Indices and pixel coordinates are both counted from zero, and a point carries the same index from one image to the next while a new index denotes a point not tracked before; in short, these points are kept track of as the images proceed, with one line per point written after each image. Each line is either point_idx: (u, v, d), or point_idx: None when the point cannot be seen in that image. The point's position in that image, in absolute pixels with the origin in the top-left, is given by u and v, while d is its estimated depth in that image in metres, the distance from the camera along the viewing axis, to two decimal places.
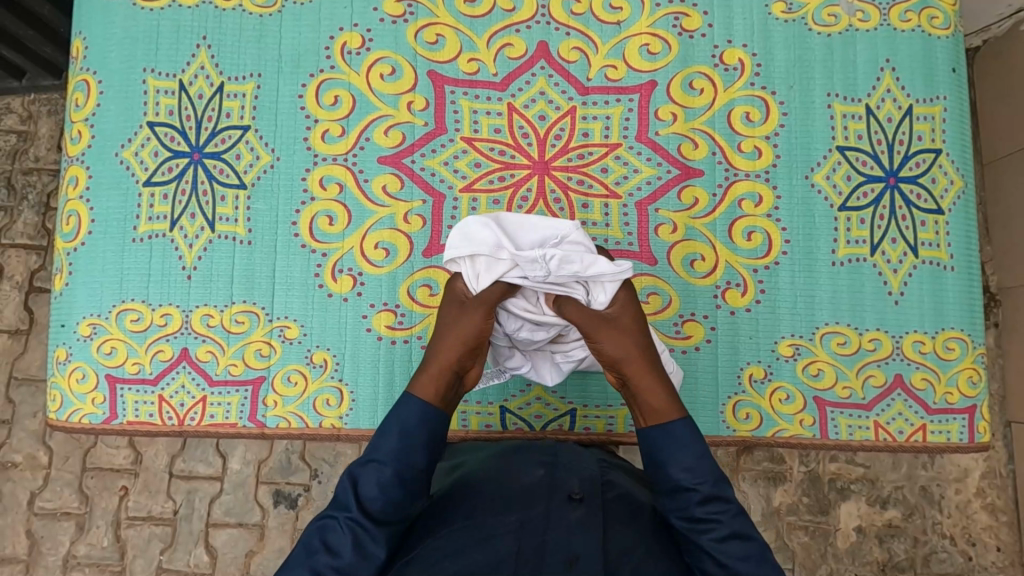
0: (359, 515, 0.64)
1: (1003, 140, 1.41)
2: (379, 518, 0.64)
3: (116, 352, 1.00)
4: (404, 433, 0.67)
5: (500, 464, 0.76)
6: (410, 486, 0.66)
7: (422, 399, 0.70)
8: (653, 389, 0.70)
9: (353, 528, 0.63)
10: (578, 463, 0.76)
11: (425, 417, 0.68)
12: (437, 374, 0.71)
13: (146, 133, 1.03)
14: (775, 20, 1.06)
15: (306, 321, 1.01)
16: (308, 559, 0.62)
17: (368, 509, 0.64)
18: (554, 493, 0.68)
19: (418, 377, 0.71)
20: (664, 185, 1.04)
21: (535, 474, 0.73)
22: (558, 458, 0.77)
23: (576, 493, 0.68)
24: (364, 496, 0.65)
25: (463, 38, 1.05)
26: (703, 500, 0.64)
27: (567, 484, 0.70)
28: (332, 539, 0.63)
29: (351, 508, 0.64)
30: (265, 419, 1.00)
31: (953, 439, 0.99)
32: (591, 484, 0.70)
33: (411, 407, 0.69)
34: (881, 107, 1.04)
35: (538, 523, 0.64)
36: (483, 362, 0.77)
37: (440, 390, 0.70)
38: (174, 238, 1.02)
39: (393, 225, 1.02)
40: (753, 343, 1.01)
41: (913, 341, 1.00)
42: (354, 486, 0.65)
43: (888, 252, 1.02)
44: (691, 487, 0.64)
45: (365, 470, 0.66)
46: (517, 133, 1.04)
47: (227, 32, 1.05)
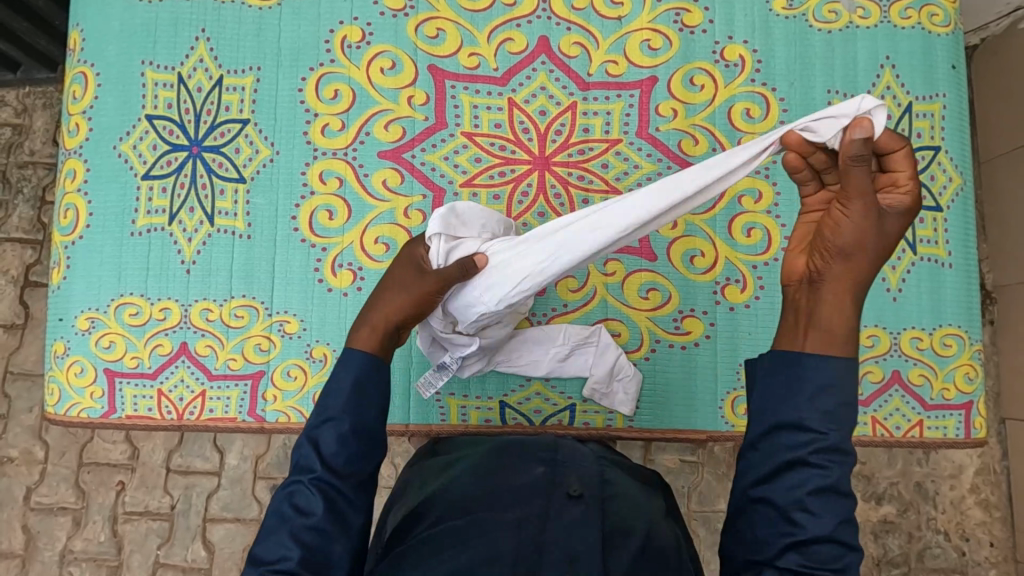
0: (323, 472, 0.62)
1: (1000, 138, 1.41)
2: (344, 471, 0.63)
3: (114, 346, 1.00)
4: (361, 391, 0.66)
5: (498, 461, 0.76)
6: (370, 440, 0.65)
7: (362, 349, 0.69)
8: None
9: (321, 488, 0.62)
10: (577, 461, 0.75)
11: (375, 368, 0.68)
12: (375, 325, 0.71)
13: (145, 127, 1.03)
14: (776, 16, 1.06)
15: (305, 315, 1.01)
16: (284, 524, 0.61)
17: (332, 464, 0.63)
18: (554, 490, 0.68)
19: (358, 330, 0.70)
20: (664, 181, 1.04)
21: (534, 472, 0.72)
22: (558, 454, 0.76)
23: (575, 490, 0.67)
24: (325, 455, 0.63)
25: (463, 32, 1.05)
26: None
27: (566, 481, 0.70)
28: (300, 500, 0.62)
29: (314, 468, 0.63)
30: (264, 414, 1.00)
31: (950, 435, 1.00)
32: (590, 484, 0.70)
33: (353, 358, 0.68)
34: (881, 104, 1.04)
35: (539, 519, 0.64)
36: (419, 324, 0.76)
37: (382, 343, 0.70)
38: (173, 232, 1.02)
39: (393, 219, 1.02)
40: (752, 339, 1.02)
41: (911, 338, 1.01)
42: (315, 446, 0.64)
43: None
44: (758, 462, 0.58)
45: (323, 429, 0.64)
46: (518, 128, 1.04)
47: (227, 25, 1.04)
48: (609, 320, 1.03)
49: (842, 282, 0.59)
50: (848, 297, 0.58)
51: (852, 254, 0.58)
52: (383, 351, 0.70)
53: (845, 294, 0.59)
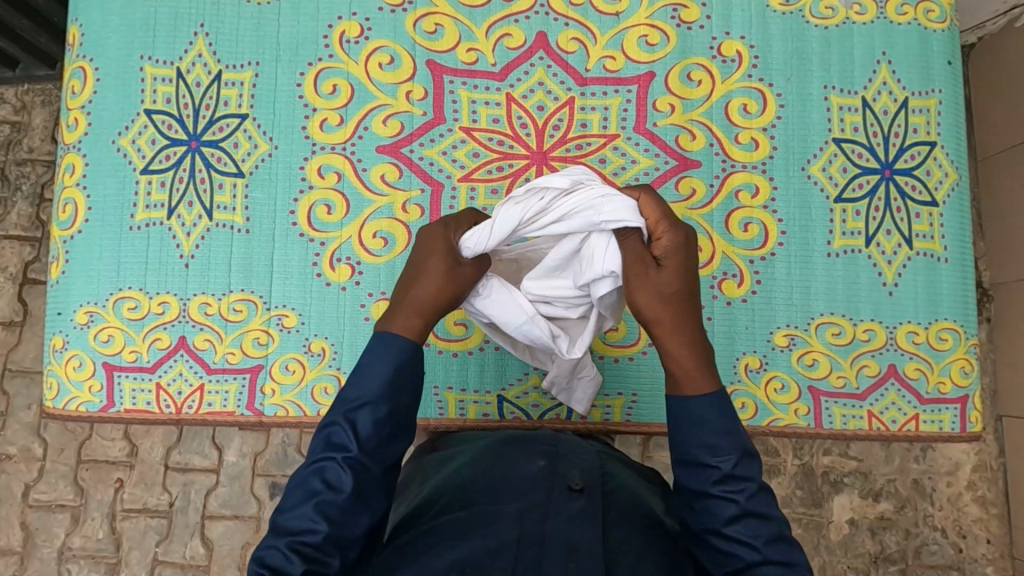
0: (358, 454, 0.62)
1: (997, 137, 1.42)
2: (376, 455, 0.63)
3: (113, 340, 1.00)
4: (396, 375, 0.64)
5: (500, 455, 0.77)
6: (406, 425, 0.65)
7: (406, 334, 0.65)
8: (679, 346, 0.62)
9: (354, 468, 0.62)
10: (578, 454, 0.76)
11: (415, 351, 0.66)
12: (419, 309, 0.67)
13: (144, 121, 1.03)
14: (773, 12, 1.07)
15: (304, 309, 1.01)
16: (312, 498, 0.61)
17: (367, 448, 0.62)
18: (554, 484, 0.69)
19: (398, 312, 0.66)
20: (661, 176, 1.04)
21: (535, 464, 0.73)
22: (559, 449, 0.77)
23: (576, 484, 0.68)
24: (361, 436, 0.62)
25: (461, 27, 1.05)
26: (723, 478, 0.60)
27: (566, 475, 0.70)
28: (331, 477, 0.61)
29: (348, 447, 0.62)
30: (263, 407, 1.00)
31: (945, 428, 1.00)
32: (591, 476, 0.71)
33: (398, 342, 0.65)
34: (877, 99, 1.05)
35: (537, 513, 0.64)
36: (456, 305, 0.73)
37: (421, 330, 0.67)
38: (172, 226, 1.02)
39: (391, 214, 1.03)
40: (749, 334, 1.02)
41: (907, 332, 1.01)
42: (351, 426, 0.63)
43: (883, 244, 1.03)
44: (712, 464, 0.60)
45: (361, 409, 0.63)
46: (516, 123, 1.05)
47: (225, 20, 1.05)
48: None
49: (671, 328, 0.63)
50: (681, 338, 0.62)
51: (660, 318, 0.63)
52: (425, 336, 0.67)
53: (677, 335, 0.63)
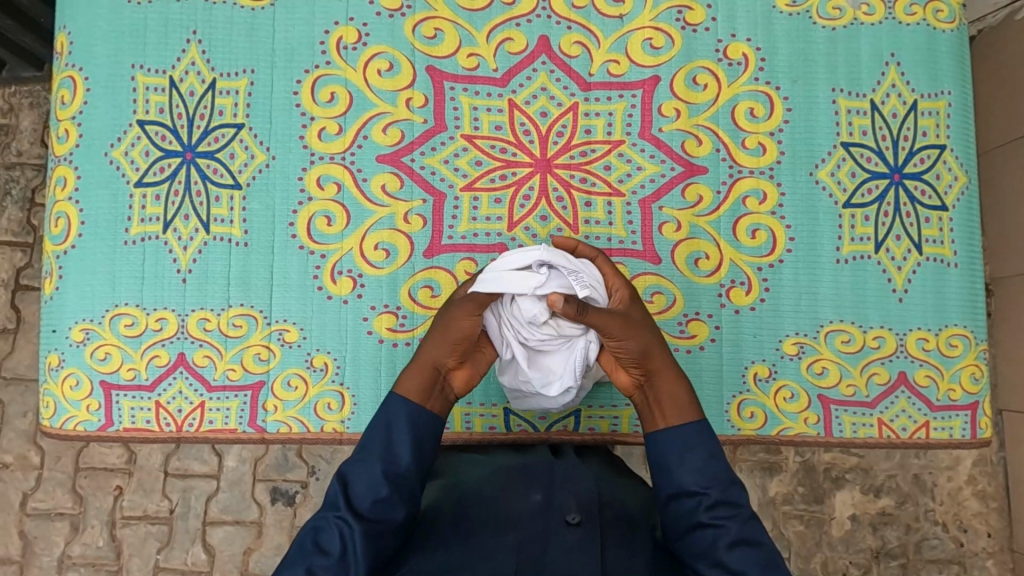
0: (347, 513, 0.64)
1: (996, 130, 1.41)
2: (367, 514, 0.64)
3: (110, 357, 0.98)
4: (388, 427, 0.70)
5: (495, 483, 0.75)
6: (400, 485, 0.67)
7: (405, 394, 0.74)
8: (673, 388, 0.73)
9: (341, 527, 0.64)
10: (575, 482, 0.73)
11: (411, 411, 0.72)
12: (423, 371, 0.75)
13: (137, 132, 1.00)
14: (780, 13, 1.04)
15: (305, 323, 0.99)
16: (303, 560, 0.63)
17: (359, 506, 0.65)
18: (550, 515, 0.68)
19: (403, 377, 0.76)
20: (668, 182, 1.03)
21: (530, 500, 0.71)
22: (555, 476, 0.74)
23: (573, 517, 0.67)
24: (354, 495, 0.66)
25: (462, 32, 1.02)
26: (712, 504, 0.65)
27: (563, 506, 0.69)
28: (323, 539, 0.64)
29: (340, 507, 0.65)
30: (265, 424, 0.98)
31: (956, 435, 0.99)
32: (588, 505, 0.69)
33: (396, 402, 0.73)
34: (886, 102, 1.03)
35: (536, 542, 0.65)
36: (469, 368, 0.80)
37: (423, 386, 0.74)
38: (168, 240, 1.00)
39: (392, 225, 1.00)
40: (757, 342, 1.01)
41: (917, 338, 1.00)
42: (344, 485, 0.67)
43: (893, 249, 1.01)
44: (698, 492, 0.66)
45: (356, 469, 0.68)
46: (519, 130, 1.02)
47: (218, 26, 1.02)
48: None
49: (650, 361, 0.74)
50: (670, 371, 0.74)
51: (647, 354, 0.75)
52: (423, 395, 0.74)
53: (663, 368, 0.75)
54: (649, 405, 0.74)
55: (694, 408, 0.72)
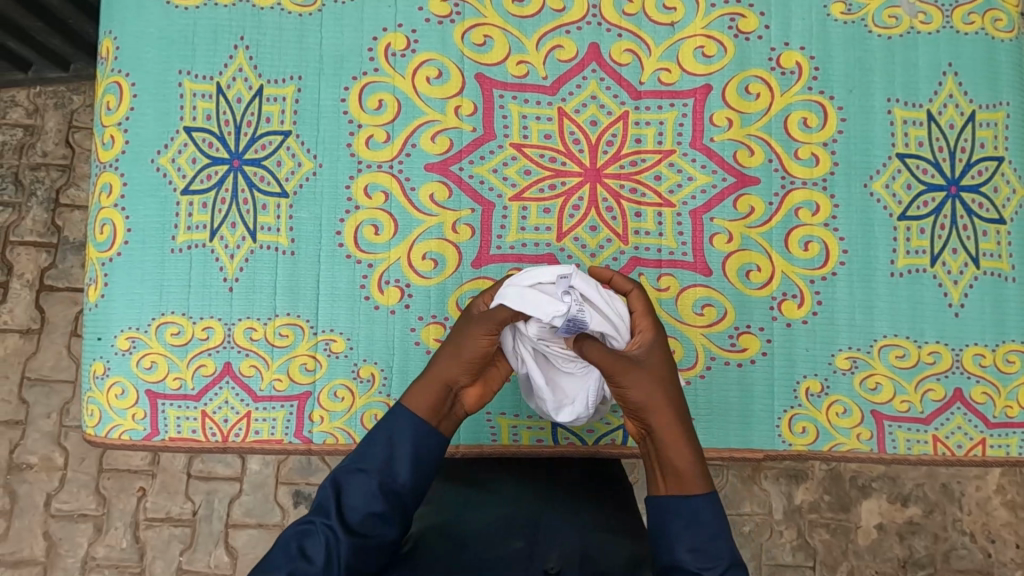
0: (337, 522, 0.65)
1: None
2: (358, 527, 0.66)
3: (157, 366, 0.97)
4: (392, 441, 0.72)
5: (490, 529, 0.78)
6: (393, 501, 0.70)
7: (413, 409, 0.75)
8: (679, 455, 0.72)
9: (329, 535, 0.64)
10: (556, 532, 0.77)
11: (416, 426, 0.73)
12: (433, 387, 0.76)
13: (184, 139, 0.99)
14: (835, 21, 1.03)
15: (352, 334, 0.98)
16: (288, 564, 0.63)
17: (350, 516, 0.66)
18: (531, 563, 0.70)
19: (413, 389, 0.77)
20: (719, 193, 1.01)
21: (513, 545, 0.74)
22: (537, 527, 0.78)
23: (551, 567, 0.69)
24: (346, 504, 0.68)
25: (512, 39, 1.01)
26: None
27: (544, 555, 0.72)
28: (309, 546, 0.64)
29: (330, 515, 0.66)
30: (312, 435, 0.97)
31: (1013, 453, 0.97)
32: (569, 557, 0.72)
33: (401, 416, 0.74)
34: (944, 112, 1.01)
35: None
36: (481, 384, 0.81)
37: (432, 403, 0.76)
38: (215, 248, 0.99)
39: (441, 234, 0.99)
40: (810, 356, 0.99)
41: (973, 354, 0.98)
42: (338, 493, 0.68)
43: (949, 262, 0.99)
44: (695, 571, 0.65)
45: (352, 480, 0.70)
46: (569, 139, 1.01)
47: (265, 31, 1.01)
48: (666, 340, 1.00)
49: (663, 417, 0.73)
50: (677, 434, 0.73)
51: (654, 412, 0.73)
52: (431, 411, 0.76)
53: (671, 432, 0.73)
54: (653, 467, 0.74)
55: (701, 481, 0.71)
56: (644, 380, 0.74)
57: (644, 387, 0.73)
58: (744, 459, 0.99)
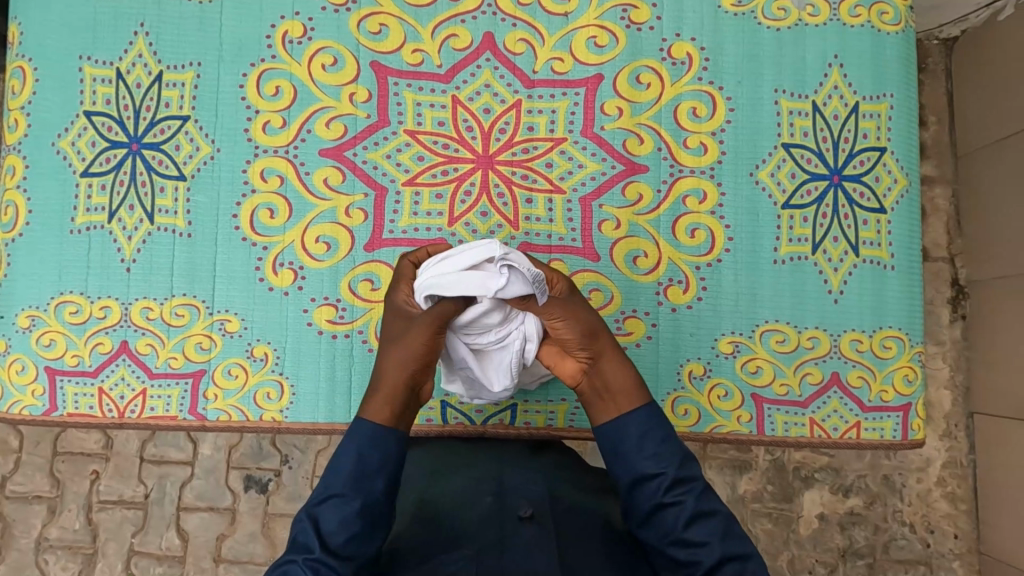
0: (320, 554, 0.62)
1: (979, 132, 1.40)
2: (342, 553, 0.63)
3: (55, 344, 1.00)
4: (361, 459, 0.68)
5: (459, 487, 0.79)
6: (375, 518, 0.66)
7: (373, 419, 0.71)
8: (618, 372, 0.75)
9: (314, 567, 0.61)
10: (524, 484, 0.78)
11: (380, 439, 0.70)
12: (389, 394, 0.73)
13: (84, 123, 1.02)
14: (726, 13, 1.05)
15: (247, 314, 1.01)
16: None
17: (331, 544, 0.63)
18: (505, 516, 0.71)
19: (369, 401, 0.73)
20: (608, 180, 1.03)
21: (484, 501, 0.74)
22: (506, 482, 0.79)
23: (526, 512, 0.71)
24: (325, 533, 0.64)
25: (406, 28, 1.03)
26: (670, 484, 0.67)
27: (516, 506, 0.73)
28: None
29: (310, 549, 0.63)
30: (205, 412, 1.00)
31: (887, 436, 1.00)
32: (540, 503, 0.73)
33: (363, 431, 0.70)
34: (828, 103, 1.03)
35: (492, 549, 0.65)
36: (434, 376, 0.79)
37: (393, 411, 0.72)
38: (113, 230, 1.01)
39: (334, 218, 1.02)
40: (694, 340, 1.02)
41: (851, 339, 1.01)
42: (314, 524, 0.65)
43: (830, 251, 1.02)
44: (657, 473, 0.68)
45: (324, 508, 0.66)
46: (461, 126, 1.03)
47: (166, 19, 1.03)
48: None
49: (597, 344, 0.76)
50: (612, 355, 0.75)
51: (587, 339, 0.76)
52: (395, 418, 0.72)
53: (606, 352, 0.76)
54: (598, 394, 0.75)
55: (642, 394, 0.73)
56: (570, 314, 0.76)
57: (573, 314, 0.76)
58: None
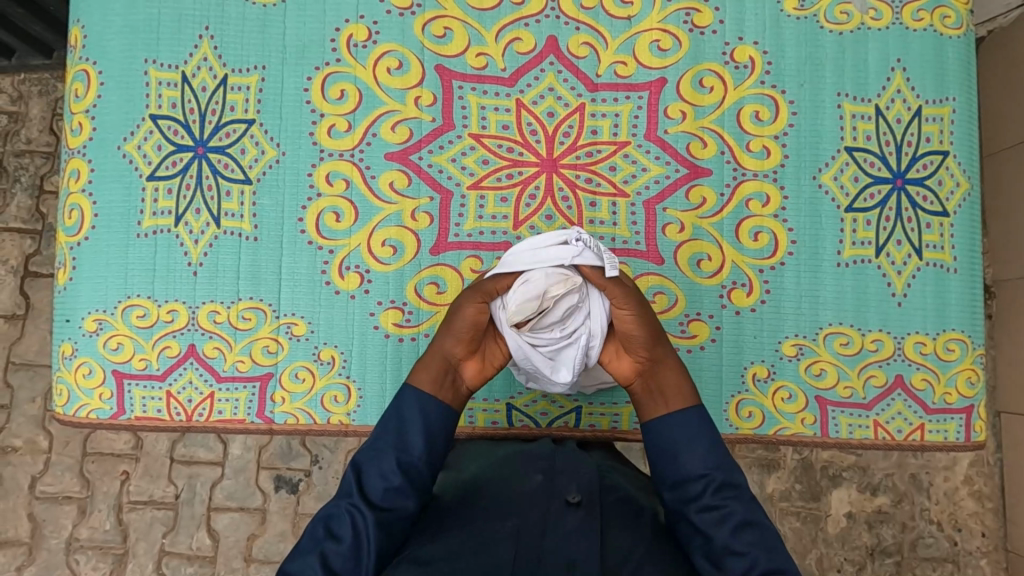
0: (360, 501, 0.67)
1: (1011, 130, 1.39)
2: (381, 504, 0.67)
3: (123, 348, 1.00)
4: (402, 422, 0.73)
5: (502, 471, 0.77)
6: (413, 475, 0.70)
7: (417, 387, 0.75)
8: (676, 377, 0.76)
9: (354, 513, 0.66)
10: (575, 468, 0.74)
11: (420, 405, 0.73)
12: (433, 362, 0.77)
13: (149, 127, 1.02)
14: (787, 17, 1.05)
15: (313, 317, 1.01)
16: (316, 545, 0.65)
17: (370, 497, 0.67)
18: (551, 499, 0.69)
19: (415, 372, 0.77)
20: (671, 184, 1.04)
21: (533, 480, 0.73)
22: (556, 462, 0.76)
23: (574, 497, 0.69)
24: (366, 484, 0.68)
25: (471, 31, 1.03)
26: (716, 487, 0.68)
27: (564, 489, 0.70)
28: (335, 526, 0.66)
29: (352, 495, 0.67)
30: (273, 415, 1.00)
31: (950, 438, 1.01)
32: (589, 488, 0.70)
33: (407, 397, 0.74)
34: (891, 107, 1.04)
35: (533, 531, 0.65)
36: (479, 357, 0.81)
37: (435, 378, 0.76)
38: (179, 234, 1.01)
39: (400, 222, 1.02)
40: (757, 343, 1.02)
41: (915, 342, 1.02)
42: (357, 474, 0.69)
43: (893, 254, 1.02)
44: (701, 477, 0.68)
45: (369, 459, 0.70)
46: (526, 129, 1.04)
47: (229, 22, 1.03)
48: None
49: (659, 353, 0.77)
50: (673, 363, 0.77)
51: (651, 344, 0.77)
52: (436, 387, 0.76)
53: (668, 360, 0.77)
54: (652, 394, 0.76)
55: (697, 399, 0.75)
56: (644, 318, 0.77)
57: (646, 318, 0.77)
58: None
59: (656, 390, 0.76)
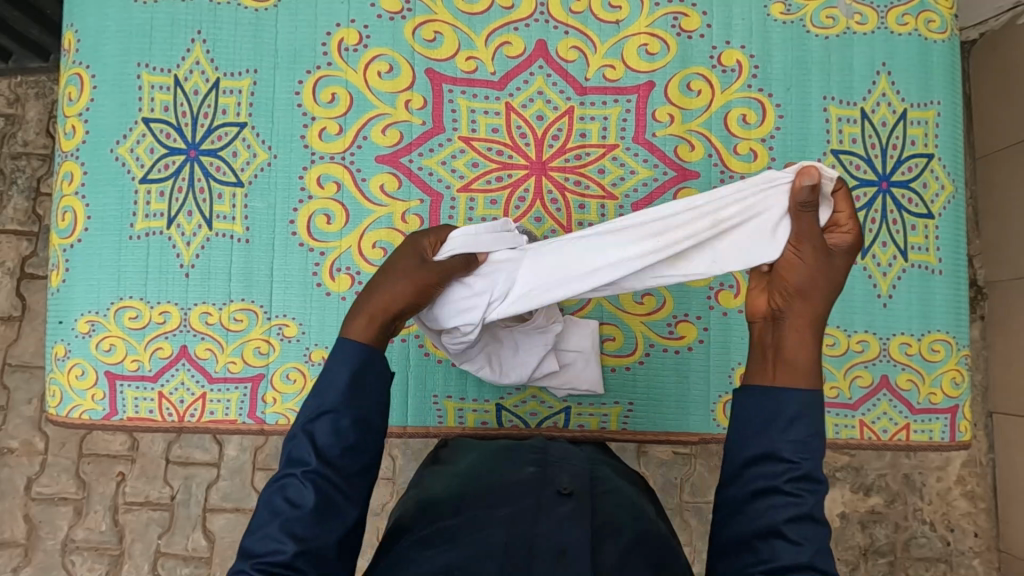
0: (319, 465, 0.57)
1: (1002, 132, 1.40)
2: (341, 463, 0.58)
3: (115, 349, 1.01)
4: (354, 378, 0.60)
5: (493, 464, 0.79)
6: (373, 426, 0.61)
7: (353, 339, 0.62)
8: (802, 343, 0.59)
9: (315, 479, 0.57)
10: (567, 460, 0.79)
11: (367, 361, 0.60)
12: (371, 311, 0.62)
13: (142, 130, 1.03)
14: (774, 21, 1.06)
15: (304, 319, 1.02)
16: (274, 518, 0.56)
17: (327, 457, 0.58)
18: (544, 488, 0.71)
19: (351, 321, 0.63)
20: (660, 186, 1.05)
21: (525, 471, 0.76)
22: (548, 456, 0.80)
23: (565, 488, 0.71)
24: (320, 445, 0.58)
25: (461, 35, 1.04)
26: (795, 475, 0.55)
27: (556, 479, 0.73)
28: (292, 494, 0.57)
29: (307, 462, 0.58)
30: (264, 416, 1.01)
31: (935, 437, 1.02)
32: (578, 480, 0.74)
33: (347, 350, 0.61)
34: (876, 111, 1.05)
35: (526, 517, 0.66)
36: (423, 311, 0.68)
37: (374, 333, 0.62)
38: (172, 236, 1.02)
39: (390, 224, 1.03)
40: (745, 343, 1.03)
41: (899, 343, 1.03)
42: (307, 439, 0.58)
43: (878, 256, 1.03)
44: None
45: (318, 423, 0.59)
46: (515, 133, 1.05)
47: (222, 26, 1.04)
48: (603, 324, 1.04)
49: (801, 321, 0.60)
50: (812, 332, 0.59)
51: (805, 310, 0.60)
52: (379, 342, 0.63)
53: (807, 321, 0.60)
54: (766, 352, 0.60)
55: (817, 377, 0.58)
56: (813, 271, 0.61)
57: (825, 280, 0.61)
58: (678, 443, 1.03)
59: (770, 349, 0.60)
